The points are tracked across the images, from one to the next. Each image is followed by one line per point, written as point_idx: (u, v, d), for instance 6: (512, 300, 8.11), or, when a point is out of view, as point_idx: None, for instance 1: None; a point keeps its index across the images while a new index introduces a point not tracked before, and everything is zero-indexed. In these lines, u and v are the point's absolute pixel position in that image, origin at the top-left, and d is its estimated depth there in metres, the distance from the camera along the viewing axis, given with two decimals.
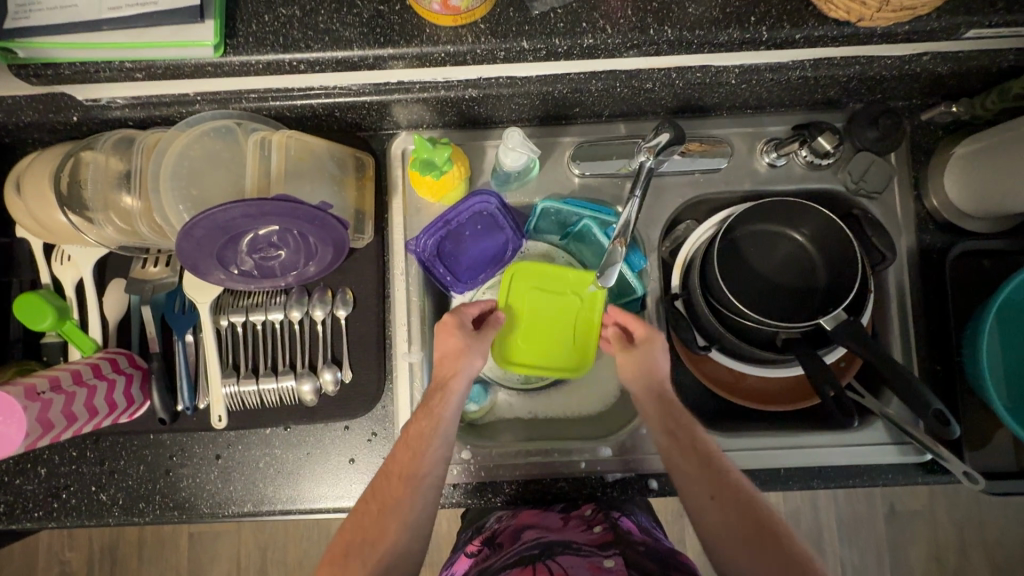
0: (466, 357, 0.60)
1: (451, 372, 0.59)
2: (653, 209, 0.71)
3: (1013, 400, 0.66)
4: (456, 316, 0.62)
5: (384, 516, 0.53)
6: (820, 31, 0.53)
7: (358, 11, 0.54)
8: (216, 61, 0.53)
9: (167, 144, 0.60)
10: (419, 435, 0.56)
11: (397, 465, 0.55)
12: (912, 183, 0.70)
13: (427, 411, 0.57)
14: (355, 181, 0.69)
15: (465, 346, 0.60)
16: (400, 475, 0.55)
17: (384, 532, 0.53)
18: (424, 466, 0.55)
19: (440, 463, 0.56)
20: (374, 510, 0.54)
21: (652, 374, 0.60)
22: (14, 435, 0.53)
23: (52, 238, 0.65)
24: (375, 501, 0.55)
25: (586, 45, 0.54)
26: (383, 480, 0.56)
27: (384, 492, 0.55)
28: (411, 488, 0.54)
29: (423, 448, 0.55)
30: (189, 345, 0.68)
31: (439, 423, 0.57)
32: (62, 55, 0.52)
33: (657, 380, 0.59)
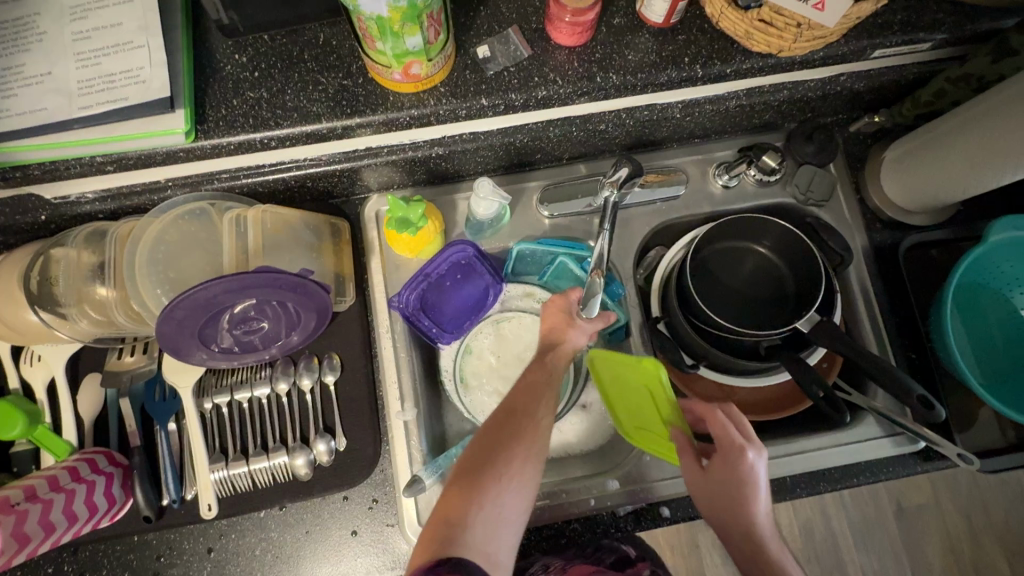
0: (573, 323, 0.60)
1: (562, 337, 0.59)
2: (623, 240, 0.74)
3: (986, 376, 0.69)
4: (564, 299, 0.62)
5: (510, 445, 0.49)
6: (747, 64, 0.59)
7: (323, 87, 0.57)
8: (188, 146, 0.55)
9: (142, 232, 0.60)
10: (535, 381, 0.55)
11: (517, 403, 0.53)
12: (854, 188, 0.75)
13: (540, 365, 0.57)
14: (332, 246, 0.70)
15: (573, 320, 0.61)
16: (523, 414, 0.52)
17: (512, 459, 0.48)
18: (542, 403, 0.53)
19: (549, 403, 0.53)
20: (495, 442, 0.50)
21: (738, 505, 0.50)
22: None
23: (21, 339, 0.63)
24: (494, 437, 0.50)
25: (540, 96, 0.58)
26: (497, 422, 0.52)
27: (504, 430, 0.50)
28: (536, 424, 0.51)
29: (543, 389, 0.54)
30: (172, 434, 0.65)
31: (554, 373, 0.56)
32: (31, 156, 0.53)
33: (741, 516, 0.49)
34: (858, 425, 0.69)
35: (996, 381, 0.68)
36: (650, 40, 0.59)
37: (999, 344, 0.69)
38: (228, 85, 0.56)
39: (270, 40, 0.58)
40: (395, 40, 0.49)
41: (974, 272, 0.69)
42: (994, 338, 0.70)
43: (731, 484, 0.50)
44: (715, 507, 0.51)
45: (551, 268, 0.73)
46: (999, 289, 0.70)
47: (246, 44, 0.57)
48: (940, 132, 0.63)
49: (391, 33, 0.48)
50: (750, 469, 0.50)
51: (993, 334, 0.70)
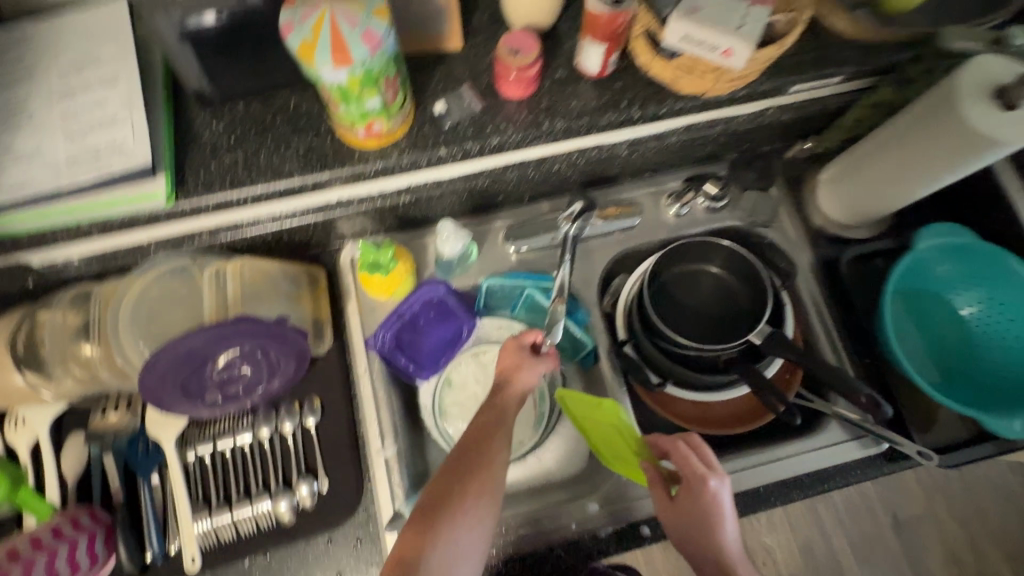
0: (522, 367, 0.62)
1: (512, 382, 0.62)
2: (586, 269, 0.78)
3: (941, 374, 0.71)
4: (517, 342, 0.64)
5: (464, 486, 0.53)
6: (679, 104, 0.65)
7: (294, 147, 0.62)
8: (168, 209, 0.60)
9: (125, 292, 0.64)
10: (488, 424, 0.58)
11: (473, 445, 0.56)
12: (797, 208, 0.81)
13: (494, 408, 0.60)
14: (310, 295, 0.72)
15: (522, 363, 0.63)
16: (479, 455, 0.55)
17: (466, 499, 0.52)
18: (496, 440, 0.56)
19: (503, 440, 0.57)
20: (451, 484, 0.53)
21: (708, 534, 0.52)
22: None
23: (7, 402, 0.65)
24: (451, 480, 0.54)
25: (494, 143, 0.64)
26: (454, 463, 0.55)
27: (460, 473, 0.54)
28: (488, 466, 0.55)
29: (497, 428, 0.57)
30: (156, 487, 0.66)
31: (505, 416, 0.59)
32: (22, 226, 0.57)
33: (709, 542, 0.52)
34: (822, 431, 0.72)
35: (952, 379, 0.70)
36: (591, 88, 0.65)
37: (952, 346, 0.72)
38: (207, 150, 0.61)
39: (245, 107, 0.63)
40: (358, 103, 0.54)
41: (917, 279, 0.72)
42: (947, 337, 0.72)
43: (697, 514, 0.53)
44: (686, 535, 0.54)
45: (521, 301, 0.77)
46: (944, 293, 0.72)
47: (222, 112, 0.63)
48: (864, 149, 0.70)
49: (352, 98, 0.54)
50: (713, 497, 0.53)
51: (945, 334, 0.72)
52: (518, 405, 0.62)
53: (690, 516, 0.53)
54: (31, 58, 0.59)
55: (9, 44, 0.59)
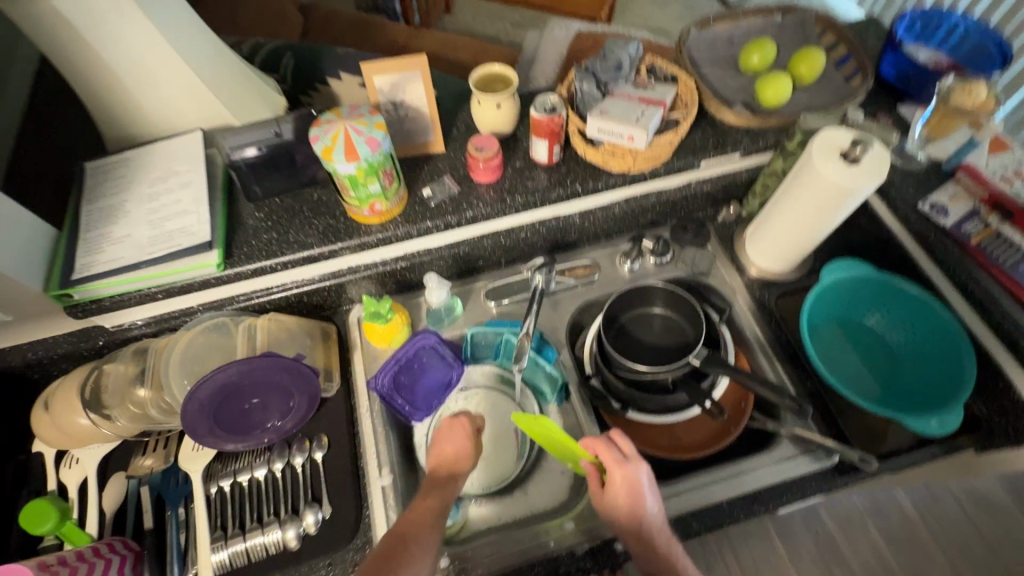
0: (458, 453, 0.71)
1: (450, 464, 0.70)
2: (555, 318, 0.93)
3: (879, 389, 0.81)
4: (454, 425, 0.73)
5: (402, 555, 0.59)
6: (611, 180, 0.85)
7: (316, 226, 0.81)
8: (218, 274, 0.77)
9: (176, 342, 0.79)
10: (429, 498, 0.66)
11: (418, 510, 0.64)
12: (732, 259, 0.96)
13: (435, 482, 0.68)
14: (323, 345, 0.86)
15: (456, 448, 0.71)
16: (418, 527, 0.62)
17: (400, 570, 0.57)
18: (430, 532, 0.62)
19: (434, 535, 0.62)
20: (399, 539, 0.61)
21: (631, 511, 0.62)
22: None
23: (70, 442, 0.78)
24: (400, 536, 0.61)
25: (469, 215, 0.83)
26: (395, 537, 0.61)
27: (403, 537, 0.61)
28: (421, 543, 0.60)
29: (431, 523, 0.63)
30: (180, 515, 0.75)
31: (444, 492, 0.67)
32: (105, 291, 0.74)
33: (635, 518, 0.61)
34: (776, 448, 0.80)
35: (890, 392, 0.80)
36: (543, 172, 0.85)
37: (887, 363, 0.83)
38: (250, 232, 0.81)
39: (280, 201, 0.84)
40: (363, 188, 0.74)
41: (832, 309, 0.86)
42: (877, 356, 0.83)
43: (624, 496, 0.62)
44: (617, 516, 0.63)
45: (501, 346, 0.90)
46: (859, 320, 0.86)
47: (263, 206, 0.83)
48: (761, 221, 0.89)
49: (359, 184, 0.73)
50: (634, 480, 0.62)
51: (875, 353, 0.84)
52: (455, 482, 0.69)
53: (618, 500, 0.62)
54: (129, 174, 0.81)
55: (115, 164, 0.82)
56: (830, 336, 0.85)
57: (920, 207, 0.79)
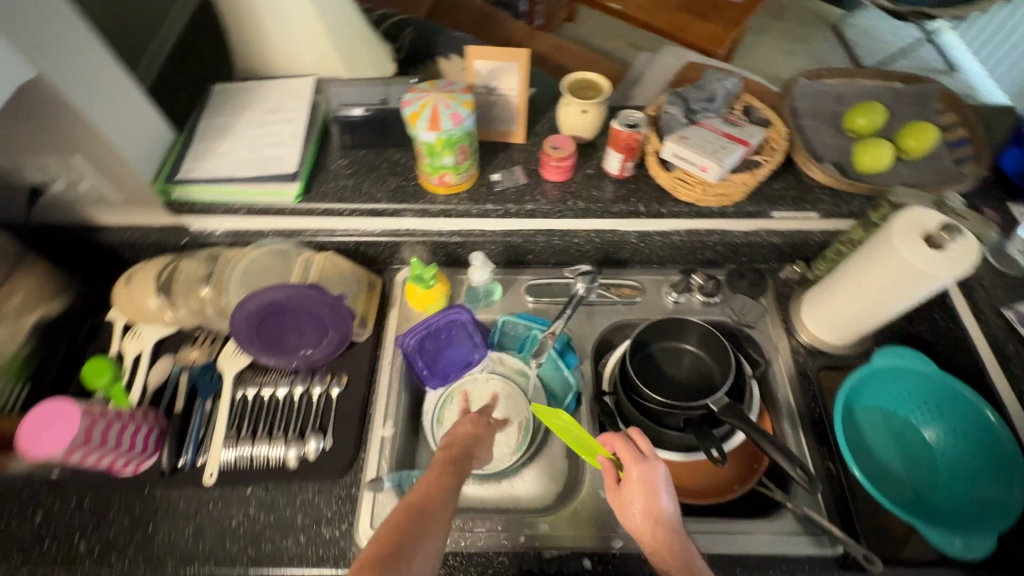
0: (473, 439, 0.71)
1: (467, 448, 0.68)
2: (587, 328, 0.93)
3: (914, 491, 0.75)
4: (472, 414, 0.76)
5: (418, 524, 0.53)
6: (677, 208, 0.85)
7: (388, 185, 0.88)
8: (293, 206, 0.86)
9: (241, 257, 0.88)
10: (443, 469, 0.63)
11: (432, 479, 0.61)
12: (784, 320, 0.92)
13: (449, 456, 0.66)
14: (365, 293, 0.91)
15: (473, 432, 0.72)
16: (434, 496, 0.57)
17: (414, 538, 0.51)
18: (446, 507, 0.57)
19: (449, 510, 0.57)
20: (413, 503, 0.56)
21: (647, 509, 0.61)
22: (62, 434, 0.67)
23: (138, 316, 0.88)
24: (413, 502, 0.56)
25: (528, 208, 0.86)
26: (403, 513, 0.54)
27: (420, 505, 0.56)
28: (436, 516, 0.55)
29: (446, 496, 0.58)
30: (207, 406, 0.83)
31: (458, 468, 0.64)
32: (199, 196, 0.85)
33: (652, 514, 0.60)
34: (778, 519, 0.76)
35: (926, 498, 0.74)
36: (611, 185, 0.87)
37: (928, 467, 0.76)
38: (331, 175, 0.88)
39: (363, 154, 0.91)
40: (436, 158, 0.79)
41: (879, 396, 0.81)
42: (921, 456, 0.77)
43: (639, 491, 0.62)
44: (630, 512, 0.62)
45: (526, 341, 0.92)
46: (910, 419, 0.79)
47: (349, 155, 0.90)
48: (816, 292, 0.86)
49: (435, 154, 0.78)
50: (650, 478, 0.62)
51: (918, 453, 0.77)
52: (470, 464, 0.67)
53: (634, 494, 0.62)
54: (245, 101, 0.91)
55: (237, 91, 0.92)
56: (871, 425, 0.80)
57: (1006, 311, 0.79)
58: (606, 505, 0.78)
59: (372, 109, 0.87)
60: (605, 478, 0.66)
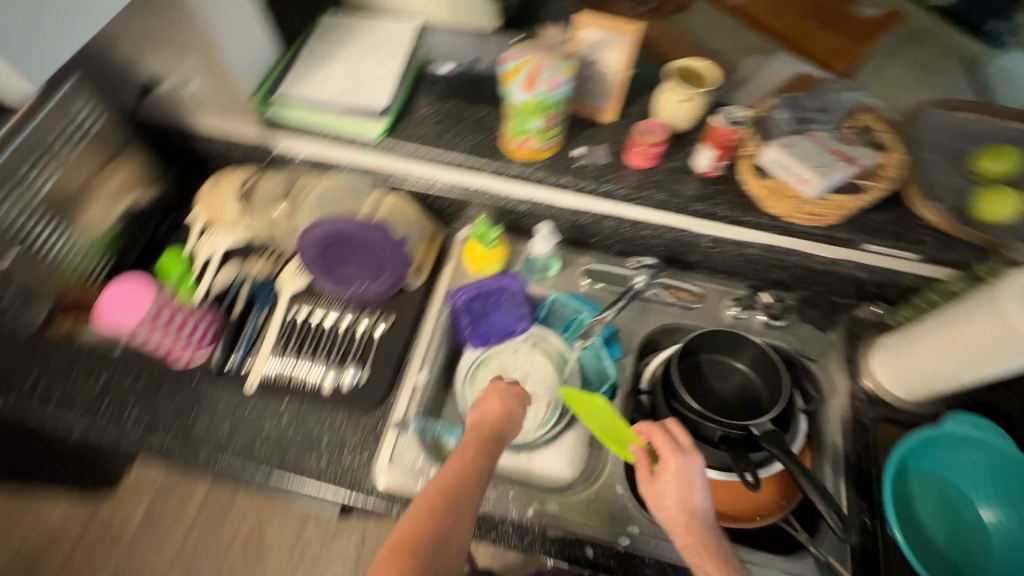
0: (504, 413, 0.72)
1: (500, 425, 0.71)
2: (637, 323, 0.91)
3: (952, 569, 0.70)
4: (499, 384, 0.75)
5: (446, 507, 0.58)
6: (760, 220, 0.80)
7: (470, 140, 0.87)
8: (374, 144, 0.88)
9: (318, 183, 0.91)
10: (475, 446, 0.67)
11: (463, 458, 0.65)
12: (849, 359, 0.86)
13: (482, 432, 0.69)
14: (426, 242, 0.92)
15: (502, 405, 0.72)
16: (462, 478, 0.62)
17: (443, 522, 0.57)
18: (474, 490, 0.61)
19: (477, 493, 0.61)
20: (443, 483, 0.61)
21: (682, 501, 0.61)
22: (135, 307, 0.76)
23: (213, 219, 0.91)
24: (443, 481, 0.61)
25: (604, 189, 0.84)
26: (434, 494, 0.59)
27: (448, 487, 0.60)
28: (462, 500, 0.60)
29: (474, 479, 0.62)
30: (262, 317, 0.87)
31: (489, 447, 0.67)
32: (292, 117, 0.88)
33: (687, 505, 0.61)
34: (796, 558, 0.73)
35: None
36: (696, 181, 0.83)
37: (976, 548, 0.70)
38: (417, 120, 0.89)
39: (452, 105, 0.90)
40: (522, 121, 0.78)
41: (947, 466, 0.74)
42: (969, 535, 0.71)
43: (676, 482, 0.62)
44: (663, 504, 0.62)
45: (572, 323, 0.91)
46: (972, 497, 0.73)
47: (438, 104, 0.91)
48: (891, 339, 0.80)
49: (523, 116, 0.77)
50: (688, 469, 0.62)
51: (967, 531, 0.71)
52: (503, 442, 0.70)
53: (669, 484, 0.62)
54: (351, 33, 0.92)
55: (345, 22, 0.94)
56: (923, 490, 0.74)
57: None
58: (620, 500, 0.78)
59: (462, 69, 0.91)
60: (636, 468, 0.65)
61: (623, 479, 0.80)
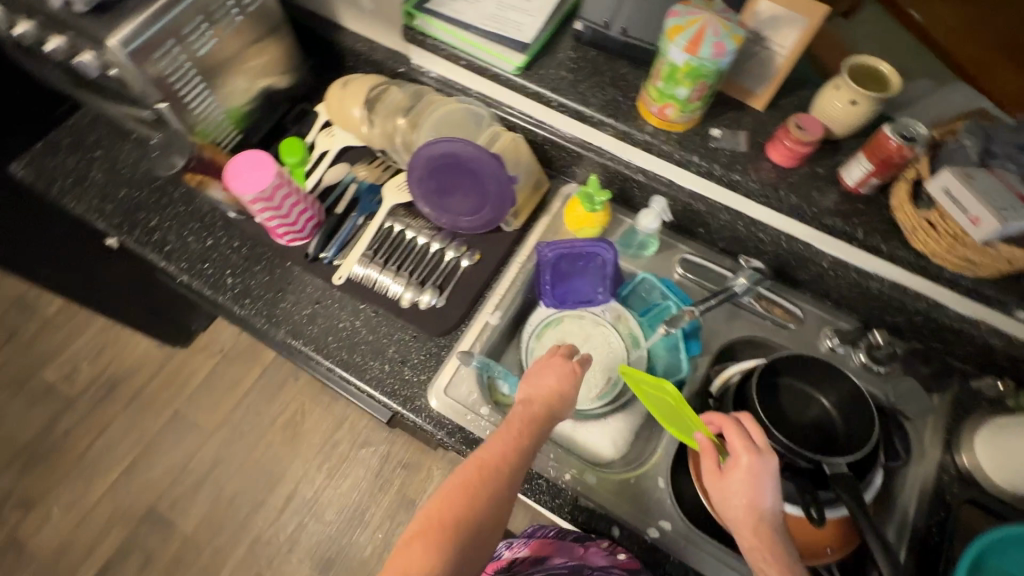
0: (557, 394, 0.69)
1: (552, 405, 0.68)
2: (723, 326, 0.87)
3: None
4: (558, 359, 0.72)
5: (482, 489, 0.60)
6: (901, 252, 0.72)
7: (604, 95, 0.83)
8: (510, 75, 0.84)
9: (442, 104, 0.90)
10: (520, 425, 0.66)
11: (505, 436, 0.64)
12: (948, 428, 0.78)
13: (529, 410, 0.68)
14: (530, 188, 0.91)
15: (557, 389, 0.69)
16: (502, 459, 0.62)
17: (477, 505, 0.59)
18: (514, 472, 0.62)
19: (518, 474, 0.63)
20: (481, 463, 0.62)
21: (751, 501, 0.61)
22: (262, 180, 0.76)
23: (337, 117, 0.94)
24: (482, 460, 0.62)
25: (733, 178, 0.77)
26: (473, 474, 0.61)
27: (487, 468, 0.61)
28: (500, 483, 0.61)
29: (515, 460, 0.63)
30: (360, 221, 0.89)
31: (535, 427, 0.66)
32: (432, 31, 0.86)
33: (756, 507, 0.61)
34: None
35: None
36: (838, 195, 0.75)
37: None
38: (555, 62, 0.85)
39: (594, 55, 0.86)
40: (672, 86, 0.73)
41: None
42: None
43: (746, 482, 0.61)
44: (729, 501, 0.62)
45: (654, 308, 0.88)
46: None
47: (579, 50, 0.86)
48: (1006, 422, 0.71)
49: (672, 79, 0.72)
50: (760, 470, 0.61)
51: None
52: (554, 421, 0.69)
53: (737, 483, 0.62)
54: None
55: None
56: None
57: None
58: (659, 494, 0.77)
59: (591, 29, 0.83)
60: (702, 458, 0.66)
61: (666, 473, 0.78)
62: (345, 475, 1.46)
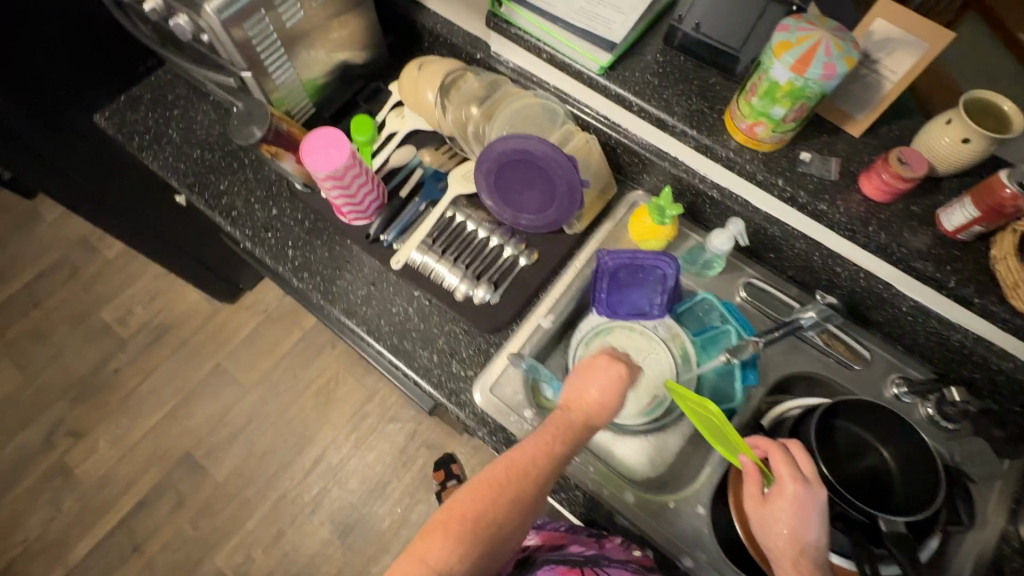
0: (600, 404, 0.63)
1: (596, 414, 0.63)
2: (781, 358, 0.83)
3: None
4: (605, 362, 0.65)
5: (509, 489, 0.58)
6: (996, 307, 0.67)
7: (689, 104, 0.79)
8: (593, 75, 0.81)
9: (518, 96, 0.88)
10: (558, 430, 0.62)
11: (541, 440, 0.61)
12: (1016, 496, 0.73)
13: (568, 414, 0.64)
14: (597, 192, 0.88)
15: (600, 398, 0.63)
16: (535, 464, 0.60)
17: (501, 505, 0.57)
18: (546, 477, 0.60)
19: (548, 479, 0.60)
20: (512, 463, 0.59)
21: (795, 532, 0.58)
22: (335, 161, 0.75)
23: (409, 99, 0.93)
24: (515, 460, 0.59)
25: (818, 208, 0.73)
26: (503, 473, 0.59)
27: (517, 469, 0.59)
28: (528, 486, 0.59)
29: (548, 466, 0.60)
30: (422, 207, 0.89)
31: (574, 433, 0.62)
32: (518, 21, 0.84)
33: (800, 539, 0.58)
34: None
35: None
36: (932, 237, 0.70)
37: None
38: (640, 63, 0.82)
39: (682, 60, 0.82)
40: (768, 102, 0.68)
41: None
42: None
43: (790, 511, 0.59)
44: (770, 529, 0.60)
45: (712, 330, 0.84)
46: None
47: (667, 54, 0.83)
48: None
49: (770, 97, 0.67)
50: (805, 500, 0.59)
51: None
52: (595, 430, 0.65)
53: (780, 510, 0.60)
54: None
55: None
56: None
57: None
58: (696, 520, 0.75)
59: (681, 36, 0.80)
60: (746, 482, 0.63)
61: (706, 501, 0.76)
62: (371, 447, 1.49)
